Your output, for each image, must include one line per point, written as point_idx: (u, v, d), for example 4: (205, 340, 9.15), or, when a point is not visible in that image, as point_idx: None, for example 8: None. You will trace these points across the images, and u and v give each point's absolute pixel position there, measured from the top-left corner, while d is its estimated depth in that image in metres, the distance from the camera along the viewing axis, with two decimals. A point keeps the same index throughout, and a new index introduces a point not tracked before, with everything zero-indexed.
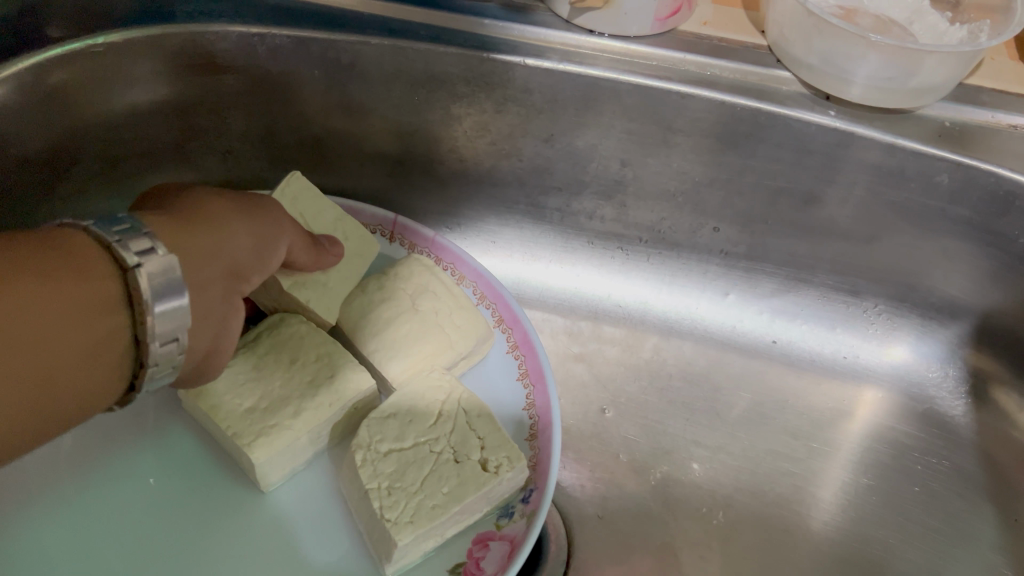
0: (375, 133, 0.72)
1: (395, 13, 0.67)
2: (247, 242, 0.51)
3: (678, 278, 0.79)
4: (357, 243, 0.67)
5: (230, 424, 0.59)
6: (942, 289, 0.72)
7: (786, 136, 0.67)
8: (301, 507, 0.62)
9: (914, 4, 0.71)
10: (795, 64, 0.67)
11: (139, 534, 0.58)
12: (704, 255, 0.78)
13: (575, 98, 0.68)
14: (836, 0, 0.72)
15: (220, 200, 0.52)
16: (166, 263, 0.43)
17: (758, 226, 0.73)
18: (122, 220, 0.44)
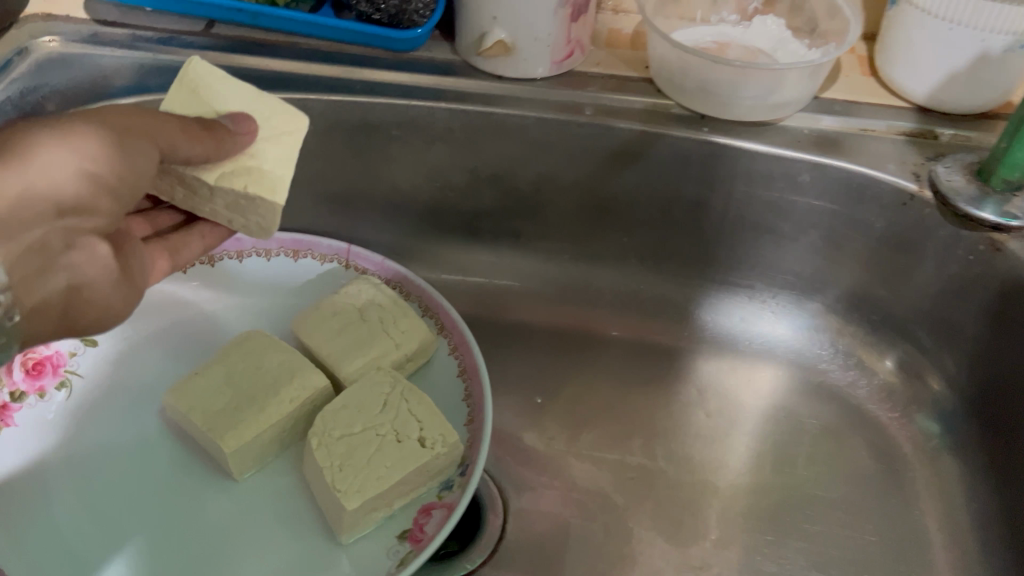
0: (324, 174, 0.85)
1: (333, 75, 0.80)
2: (75, 175, 0.55)
3: (599, 283, 0.91)
4: (282, 119, 0.64)
5: (207, 420, 0.71)
6: (822, 275, 0.84)
7: (669, 152, 0.78)
8: (271, 492, 0.73)
9: (778, 35, 0.83)
10: (673, 91, 0.79)
11: (138, 520, 0.71)
12: (620, 261, 0.90)
13: (491, 133, 0.80)
14: (711, 36, 0.84)
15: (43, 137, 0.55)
16: None
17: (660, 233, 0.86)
18: None
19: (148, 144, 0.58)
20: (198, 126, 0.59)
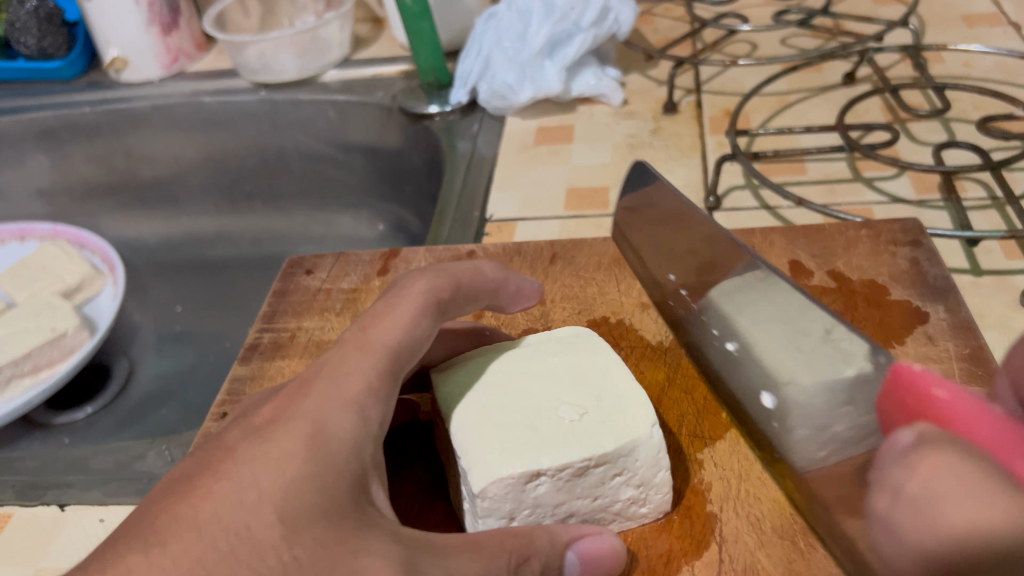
0: (136, 168, 1.04)
1: (100, 95, 1.00)
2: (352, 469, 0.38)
3: (333, 243, 0.99)
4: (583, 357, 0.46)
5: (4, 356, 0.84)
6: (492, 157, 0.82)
7: (359, 129, 0.95)
8: (58, 400, 0.89)
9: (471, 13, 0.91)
10: (365, 78, 0.96)
11: None
12: (360, 231, 0.98)
13: (219, 122, 0.99)
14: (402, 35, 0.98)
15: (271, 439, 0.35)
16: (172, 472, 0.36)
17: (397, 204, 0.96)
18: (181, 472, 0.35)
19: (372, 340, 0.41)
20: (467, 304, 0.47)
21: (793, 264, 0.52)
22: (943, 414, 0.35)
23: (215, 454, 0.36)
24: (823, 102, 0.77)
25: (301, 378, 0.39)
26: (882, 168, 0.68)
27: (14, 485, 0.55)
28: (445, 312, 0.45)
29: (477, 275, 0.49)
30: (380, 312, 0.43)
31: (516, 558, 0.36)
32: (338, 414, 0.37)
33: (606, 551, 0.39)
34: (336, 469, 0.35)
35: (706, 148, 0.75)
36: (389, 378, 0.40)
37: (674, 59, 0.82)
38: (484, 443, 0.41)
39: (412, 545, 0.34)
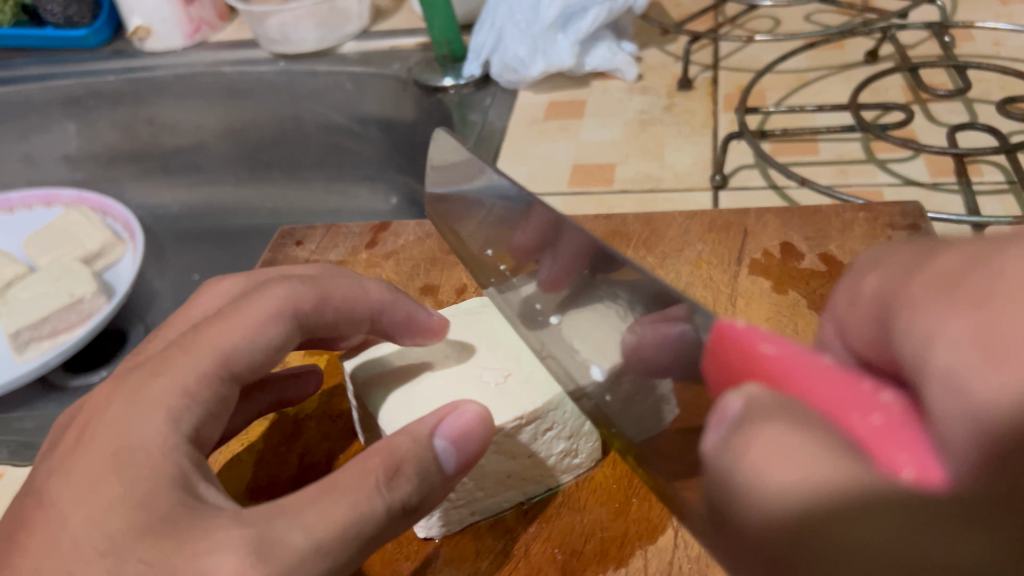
0: (157, 136, 1.05)
1: (122, 63, 1.01)
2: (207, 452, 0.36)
3: (349, 215, 0.99)
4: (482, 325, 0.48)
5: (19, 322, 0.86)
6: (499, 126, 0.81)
7: (375, 101, 0.94)
8: (76, 361, 0.90)
9: None
10: (383, 50, 0.95)
11: None
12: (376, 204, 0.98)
13: (238, 92, 0.99)
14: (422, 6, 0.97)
15: (79, 469, 0.34)
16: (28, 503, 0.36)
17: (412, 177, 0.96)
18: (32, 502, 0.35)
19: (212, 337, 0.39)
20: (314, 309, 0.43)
21: (785, 246, 0.50)
22: (773, 375, 0.28)
23: (36, 501, 0.34)
24: (843, 80, 0.75)
25: (114, 392, 0.37)
26: (895, 149, 0.66)
27: (10, 443, 0.56)
28: (304, 322, 0.43)
29: (355, 293, 0.45)
30: (223, 311, 0.40)
31: (382, 474, 0.34)
32: (143, 425, 0.34)
33: (469, 420, 0.38)
34: (145, 480, 0.32)
35: (718, 125, 0.73)
36: (215, 383, 0.37)
37: (691, 34, 0.80)
38: (414, 410, 0.43)
39: (261, 517, 0.31)
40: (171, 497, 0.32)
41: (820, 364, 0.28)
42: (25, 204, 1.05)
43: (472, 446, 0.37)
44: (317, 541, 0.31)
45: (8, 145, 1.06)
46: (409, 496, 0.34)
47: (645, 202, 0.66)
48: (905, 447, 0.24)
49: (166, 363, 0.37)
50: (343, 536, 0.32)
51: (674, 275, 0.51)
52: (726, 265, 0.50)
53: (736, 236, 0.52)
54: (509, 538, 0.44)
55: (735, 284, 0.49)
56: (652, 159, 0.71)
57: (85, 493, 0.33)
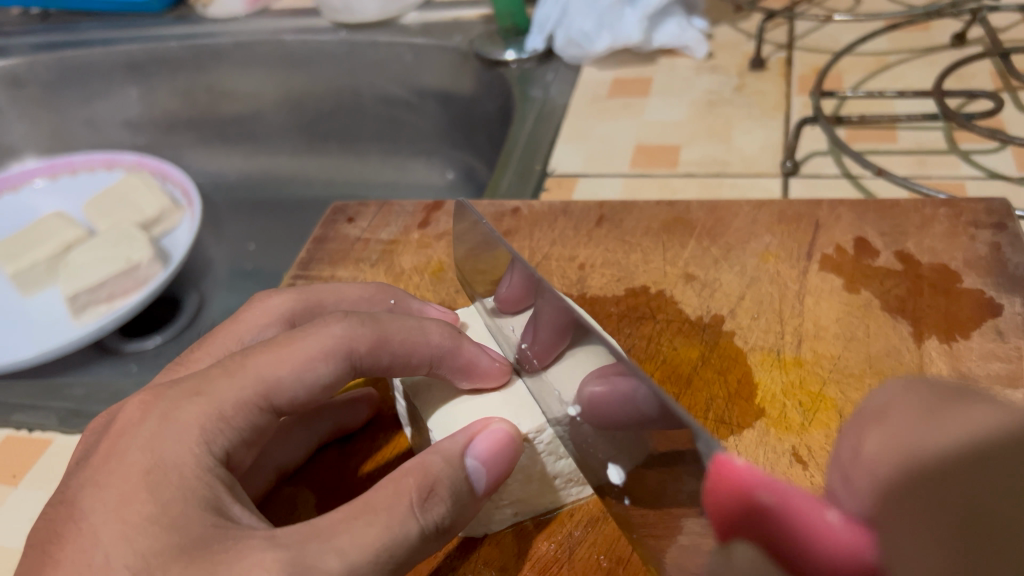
0: (216, 103, 1.05)
1: (185, 29, 1.01)
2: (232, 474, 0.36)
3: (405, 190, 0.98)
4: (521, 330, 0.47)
5: (77, 287, 0.87)
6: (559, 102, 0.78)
7: (434, 74, 0.92)
8: (131, 327, 0.91)
9: None
10: (444, 22, 0.94)
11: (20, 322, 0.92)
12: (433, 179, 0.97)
13: (297, 61, 0.98)
14: None
15: (112, 479, 0.34)
16: (58, 498, 0.36)
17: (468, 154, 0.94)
18: (66, 499, 0.35)
19: (260, 361, 0.38)
20: (366, 349, 0.41)
21: (859, 242, 0.47)
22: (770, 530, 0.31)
23: (62, 507, 0.34)
24: (926, 64, 0.71)
25: (148, 402, 0.37)
26: (981, 140, 0.62)
27: (57, 410, 0.56)
28: (359, 365, 0.41)
29: (418, 336, 0.42)
30: (275, 340, 0.39)
31: (417, 495, 0.35)
32: (177, 444, 0.34)
33: (500, 439, 0.39)
34: (180, 501, 0.33)
35: (790, 108, 0.69)
36: (251, 413, 0.37)
37: (765, 11, 0.77)
38: (466, 414, 0.43)
39: (294, 541, 0.32)
40: (206, 519, 0.32)
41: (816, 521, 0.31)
42: (87, 167, 1.06)
43: (502, 465, 0.38)
44: (351, 565, 0.31)
45: (72, 108, 1.07)
46: (441, 518, 0.35)
47: (710, 187, 0.63)
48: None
49: (209, 380, 0.37)
50: (377, 559, 0.32)
51: (738, 268, 0.48)
52: (794, 260, 0.48)
53: (806, 229, 0.49)
54: (553, 542, 0.42)
55: (804, 281, 0.46)
56: (719, 142, 0.68)
57: (115, 503, 0.33)
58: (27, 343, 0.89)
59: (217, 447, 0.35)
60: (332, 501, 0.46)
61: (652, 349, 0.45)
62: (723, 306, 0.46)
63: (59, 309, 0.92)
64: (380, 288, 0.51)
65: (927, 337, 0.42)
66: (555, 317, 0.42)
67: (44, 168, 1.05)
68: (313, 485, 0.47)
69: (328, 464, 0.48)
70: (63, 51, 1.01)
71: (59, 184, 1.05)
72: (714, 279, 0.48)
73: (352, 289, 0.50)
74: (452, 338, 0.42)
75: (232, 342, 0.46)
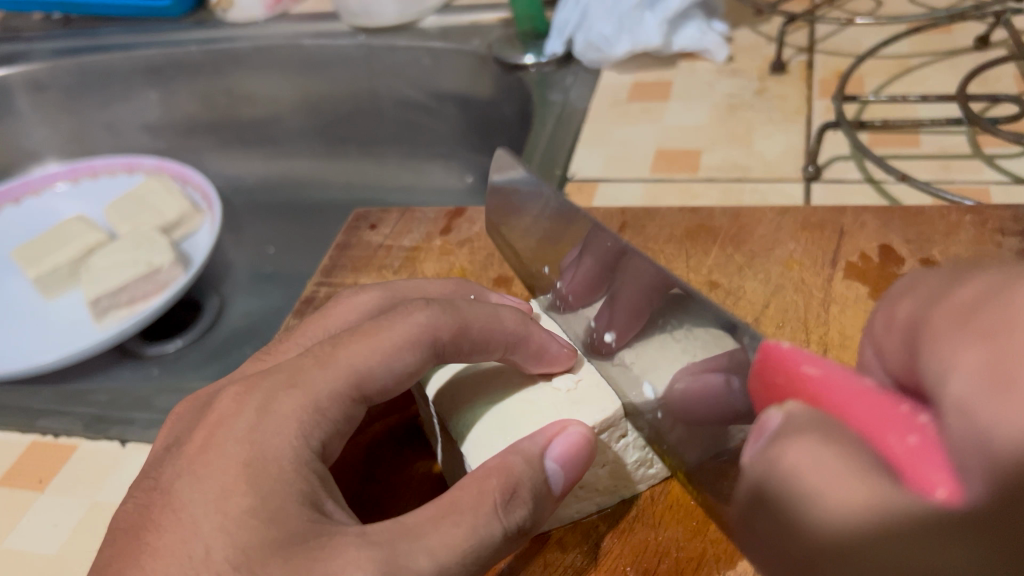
0: (234, 108, 1.05)
1: (204, 34, 1.02)
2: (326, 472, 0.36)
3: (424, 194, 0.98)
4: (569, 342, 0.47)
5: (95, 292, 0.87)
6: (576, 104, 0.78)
7: (453, 77, 0.93)
8: (153, 330, 0.92)
9: None
10: (460, 26, 0.94)
11: (42, 324, 0.92)
12: (454, 182, 0.97)
13: (316, 64, 0.98)
14: None
15: (209, 469, 0.35)
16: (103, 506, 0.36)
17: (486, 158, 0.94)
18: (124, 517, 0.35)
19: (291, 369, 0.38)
20: (449, 337, 0.41)
21: (883, 250, 0.47)
22: (814, 393, 0.32)
23: (157, 495, 0.35)
24: (949, 67, 0.70)
25: (240, 392, 0.38)
26: (1006, 144, 0.62)
27: (84, 416, 0.56)
28: (442, 354, 0.41)
29: (493, 322, 0.43)
30: (363, 329, 0.40)
31: (501, 495, 0.35)
32: (274, 437, 0.35)
33: (577, 441, 0.39)
34: (277, 496, 0.33)
35: (812, 112, 0.69)
36: (324, 412, 0.37)
37: (785, 14, 0.76)
38: (495, 426, 0.43)
39: (385, 539, 0.33)
40: (298, 513, 0.33)
41: (855, 383, 0.31)
42: (108, 171, 1.07)
43: (579, 467, 0.39)
44: (441, 564, 0.33)
45: (93, 112, 1.07)
46: (524, 519, 0.36)
47: (732, 192, 0.63)
48: (939, 464, 0.26)
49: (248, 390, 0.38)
50: (464, 558, 0.33)
51: (763, 276, 0.48)
52: (819, 268, 0.47)
53: (831, 236, 0.49)
54: (584, 551, 0.42)
55: (829, 288, 0.46)
56: (740, 146, 0.68)
57: (206, 498, 0.34)
58: (50, 347, 0.89)
59: (305, 446, 0.36)
60: (359, 512, 0.46)
61: None
62: (748, 314, 0.46)
63: (80, 314, 0.93)
64: (459, 285, 0.52)
65: None
66: (639, 291, 0.44)
67: (65, 171, 1.06)
68: (344, 484, 0.47)
69: (361, 469, 0.48)
70: (84, 56, 1.02)
71: (80, 187, 1.06)
72: (738, 286, 0.48)
73: (431, 286, 0.51)
74: (529, 322, 0.44)
75: (319, 330, 0.46)
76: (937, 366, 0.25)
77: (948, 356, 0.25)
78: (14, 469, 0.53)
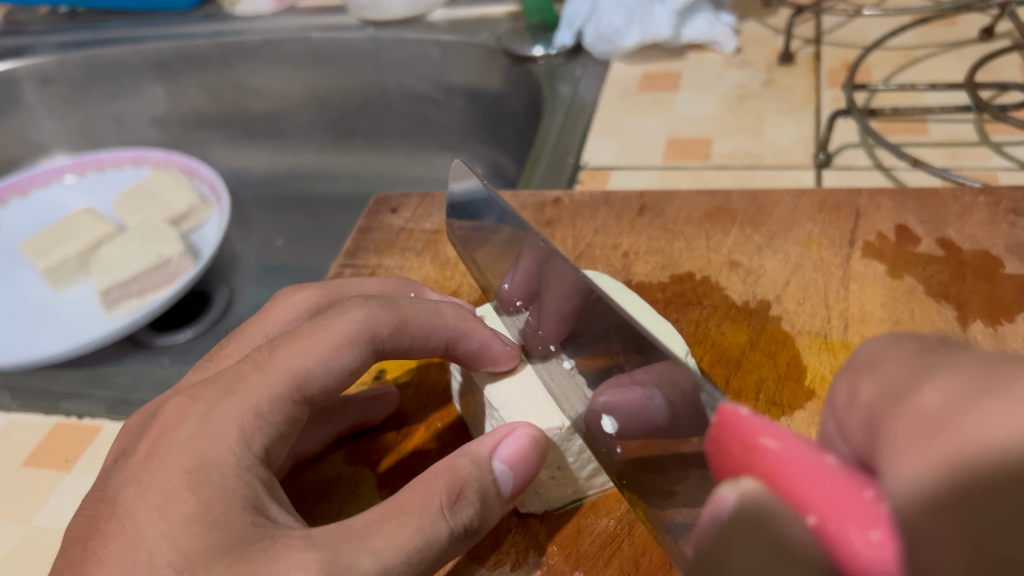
0: (241, 101, 1.06)
1: (212, 28, 1.02)
2: None
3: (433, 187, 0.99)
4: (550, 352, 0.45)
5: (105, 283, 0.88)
6: (585, 94, 0.79)
7: (461, 69, 0.93)
8: (163, 321, 0.92)
9: None
10: (468, 19, 0.94)
11: (52, 315, 0.93)
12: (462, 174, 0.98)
13: (324, 57, 0.99)
14: None
15: (152, 476, 0.34)
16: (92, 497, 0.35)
17: (494, 151, 0.95)
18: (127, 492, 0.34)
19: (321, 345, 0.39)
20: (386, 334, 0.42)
21: (900, 230, 0.48)
22: (770, 470, 0.27)
23: (104, 505, 0.34)
24: (955, 58, 0.71)
25: (186, 399, 0.37)
26: (1013, 132, 0.63)
27: (107, 398, 0.57)
28: (383, 350, 0.42)
29: (434, 318, 0.44)
30: (299, 331, 0.39)
31: (446, 497, 0.35)
32: (216, 444, 0.34)
33: (523, 443, 0.38)
34: (220, 501, 0.32)
35: (821, 101, 0.70)
36: (286, 407, 0.37)
37: (793, 6, 0.77)
38: (522, 391, 0.43)
39: (330, 542, 0.32)
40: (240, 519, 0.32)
41: (817, 460, 0.27)
42: (115, 164, 1.07)
43: (527, 470, 0.38)
44: (385, 566, 0.32)
45: (100, 106, 1.08)
46: (471, 519, 0.35)
47: (744, 178, 0.64)
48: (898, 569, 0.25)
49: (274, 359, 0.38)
50: (410, 559, 0.32)
51: (782, 255, 0.49)
52: (836, 247, 0.48)
53: (847, 217, 0.50)
54: (615, 518, 0.44)
55: (847, 267, 0.47)
56: (751, 135, 0.69)
57: (152, 503, 0.33)
58: (61, 338, 0.90)
59: (250, 448, 0.35)
60: (392, 482, 0.47)
61: (700, 333, 0.46)
62: (769, 292, 0.47)
63: (89, 305, 0.93)
64: (400, 284, 0.52)
65: (971, 321, 0.43)
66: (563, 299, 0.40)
67: (72, 164, 1.06)
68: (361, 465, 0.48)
69: (379, 446, 0.49)
70: (92, 49, 1.02)
71: (87, 180, 1.06)
72: (759, 265, 0.49)
73: (373, 285, 0.51)
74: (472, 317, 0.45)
75: (257, 335, 0.47)
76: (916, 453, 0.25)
77: (898, 454, 0.25)
78: (39, 449, 0.54)
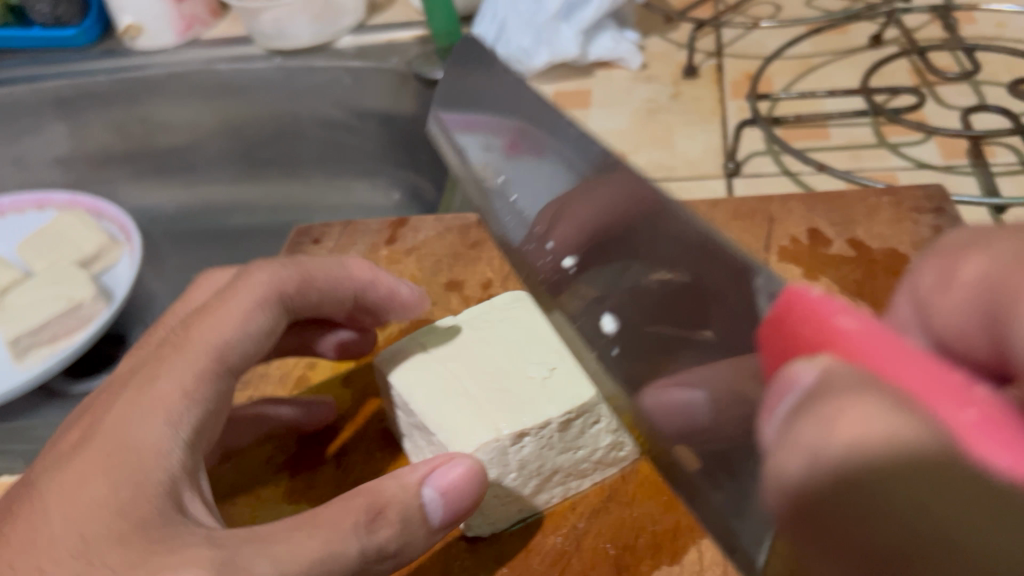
0: (147, 137, 1.03)
1: (113, 64, 1.00)
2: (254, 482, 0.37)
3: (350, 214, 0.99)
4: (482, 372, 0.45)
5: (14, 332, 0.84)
6: None
7: (372, 94, 0.93)
8: (79, 368, 0.89)
9: None
10: (376, 45, 0.94)
11: None
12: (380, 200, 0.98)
13: (232, 87, 0.97)
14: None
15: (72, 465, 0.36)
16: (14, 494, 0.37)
17: (411, 174, 0.95)
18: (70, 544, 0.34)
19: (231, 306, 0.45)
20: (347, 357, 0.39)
21: (811, 233, 0.51)
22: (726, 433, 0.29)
23: (23, 488, 0.37)
24: (849, 65, 0.75)
25: (106, 404, 0.40)
26: (908, 133, 0.66)
27: (26, 452, 0.55)
28: (293, 305, 0.48)
29: (340, 272, 0.52)
30: (217, 304, 0.45)
31: (364, 516, 0.36)
32: (137, 428, 0.37)
33: (461, 474, 0.39)
34: (132, 484, 0.35)
35: (727, 112, 0.72)
36: (211, 381, 0.41)
37: (694, 20, 0.80)
38: (460, 413, 0.43)
39: (231, 543, 0.33)
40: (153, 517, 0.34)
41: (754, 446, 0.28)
42: (16, 208, 1.03)
43: (461, 500, 0.39)
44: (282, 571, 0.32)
45: None
46: (388, 539, 0.36)
47: (659, 190, 0.66)
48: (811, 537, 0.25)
49: (194, 355, 0.41)
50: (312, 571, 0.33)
51: None
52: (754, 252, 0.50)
53: (762, 223, 0.52)
54: (561, 534, 0.44)
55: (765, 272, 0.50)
56: (662, 148, 0.70)
57: (69, 488, 0.35)
58: None
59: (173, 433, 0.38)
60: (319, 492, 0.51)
61: None
62: None
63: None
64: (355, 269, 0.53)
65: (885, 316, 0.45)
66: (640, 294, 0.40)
67: None
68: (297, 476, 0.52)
69: (312, 457, 0.53)
70: None
71: None
72: None
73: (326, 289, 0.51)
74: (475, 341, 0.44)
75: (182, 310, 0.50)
76: (789, 402, 0.25)
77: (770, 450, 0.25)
78: None
